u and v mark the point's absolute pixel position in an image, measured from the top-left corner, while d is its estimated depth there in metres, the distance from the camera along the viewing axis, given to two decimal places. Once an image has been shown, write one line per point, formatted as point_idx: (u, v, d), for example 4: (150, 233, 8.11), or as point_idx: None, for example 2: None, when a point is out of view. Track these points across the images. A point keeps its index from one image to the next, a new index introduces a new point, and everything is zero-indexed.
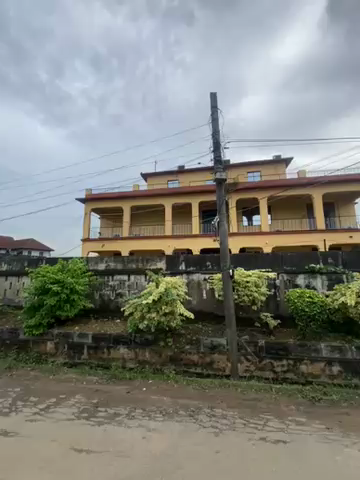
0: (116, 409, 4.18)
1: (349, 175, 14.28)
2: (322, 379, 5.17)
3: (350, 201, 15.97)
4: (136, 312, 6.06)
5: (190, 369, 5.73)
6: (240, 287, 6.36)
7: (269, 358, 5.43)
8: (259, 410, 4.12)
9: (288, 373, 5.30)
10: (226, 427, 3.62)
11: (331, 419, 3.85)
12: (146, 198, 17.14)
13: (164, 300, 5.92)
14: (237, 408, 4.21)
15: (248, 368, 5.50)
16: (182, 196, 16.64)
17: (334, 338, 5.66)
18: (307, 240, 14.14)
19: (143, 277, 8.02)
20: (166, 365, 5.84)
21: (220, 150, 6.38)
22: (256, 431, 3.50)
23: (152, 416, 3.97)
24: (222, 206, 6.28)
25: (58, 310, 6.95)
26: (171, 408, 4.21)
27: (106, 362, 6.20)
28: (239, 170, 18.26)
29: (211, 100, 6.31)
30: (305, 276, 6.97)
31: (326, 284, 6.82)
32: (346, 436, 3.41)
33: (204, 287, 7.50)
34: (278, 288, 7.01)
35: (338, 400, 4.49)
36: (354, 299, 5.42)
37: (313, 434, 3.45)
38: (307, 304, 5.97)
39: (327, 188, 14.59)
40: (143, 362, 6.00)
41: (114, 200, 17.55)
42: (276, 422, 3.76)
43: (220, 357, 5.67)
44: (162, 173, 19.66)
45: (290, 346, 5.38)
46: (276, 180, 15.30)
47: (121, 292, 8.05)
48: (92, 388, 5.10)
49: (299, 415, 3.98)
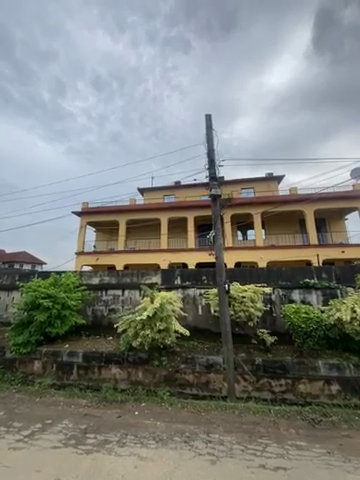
0: (107, 436, 3.91)
1: (338, 192, 14.86)
2: (322, 399, 5.00)
3: (340, 217, 16.47)
4: (130, 329, 5.89)
5: (185, 390, 5.49)
6: (236, 302, 6.30)
7: (267, 377, 5.26)
8: (258, 434, 3.92)
9: (287, 393, 5.13)
10: (224, 454, 3.41)
11: (331, 442, 3.69)
12: (142, 212, 17.31)
13: (159, 316, 5.80)
14: (235, 432, 4.00)
15: (245, 388, 5.30)
16: (178, 211, 16.88)
17: (331, 355, 5.58)
18: (300, 254, 14.35)
19: (137, 292, 7.88)
20: (160, 386, 5.58)
21: (214, 168, 6.61)
22: (255, 458, 3.31)
23: (145, 442, 3.72)
24: (218, 221, 6.39)
25: (48, 327, 6.67)
26: (165, 434, 3.95)
27: (96, 383, 5.88)
28: (233, 186, 18.85)
29: (206, 121, 6.64)
30: (300, 290, 6.93)
31: (321, 299, 6.80)
32: (348, 461, 3.25)
33: (200, 302, 7.38)
34: (274, 303, 6.93)
35: (338, 421, 4.33)
36: (349, 314, 5.39)
37: (314, 459, 3.29)
38: (303, 320, 5.94)
39: (318, 205, 15.09)
40: (135, 382, 5.73)
41: (110, 214, 17.66)
42: (275, 447, 3.57)
43: (216, 377, 5.46)
44: (158, 188, 20.08)
45: (287, 364, 5.26)
46: (269, 196, 15.77)
47: (114, 307, 7.85)
48: (81, 412, 4.79)
49: (299, 438, 3.80)
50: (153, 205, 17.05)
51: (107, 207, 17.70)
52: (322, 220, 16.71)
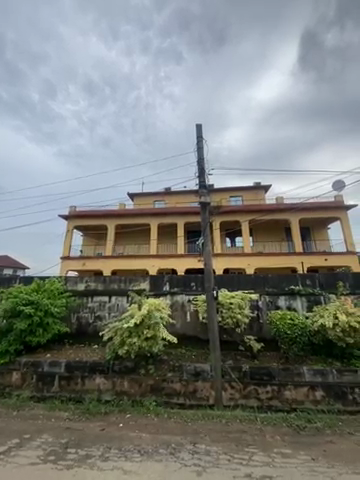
0: (89, 450, 3.72)
1: (321, 202, 15.58)
2: (306, 405, 5.08)
3: (323, 226, 17.21)
4: (117, 337, 5.76)
5: (172, 399, 5.39)
6: (224, 309, 6.36)
7: (254, 385, 5.28)
8: (244, 443, 3.90)
9: (273, 400, 5.16)
10: (210, 464, 3.35)
11: (315, 449, 3.72)
12: (131, 218, 17.21)
13: (147, 324, 5.68)
14: (221, 441, 3.95)
15: (232, 396, 5.28)
16: (168, 217, 16.93)
17: (315, 361, 5.72)
18: (286, 261, 14.75)
19: (125, 298, 7.71)
20: (147, 396, 5.44)
21: (204, 176, 6.74)
22: (241, 467, 3.28)
23: (129, 455, 3.58)
24: (207, 227, 6.48)
25: (29, 336, 6.35)
26: (150, 446, 3.82)
27: (79, 395, 5.64)
28: (222, 193, 19.29)
29: (197, 131, 6.82)
30: (286, 297, 7.09)
31: (306, 306, 6.99)
32: (332, 467, 3.29)
33: (188, 309, 7.34)
34: (261, 309, 7.04)
35: (323, 427, 4.39)
36: (332, 321, 5.60)
37: (299, 466, 3.30)
38: (289, 326, 6.07)
39: (302, 214, 15.73)
40: (120, 393, 5.55)
41: (99, 218, 17.42)
42: (261, 455, 3.55)
43: (204, 385, 5.40)
44: (148, 194, 20.11)
45: (274, 370, 5.36)
46: (256, 204, 16.25)
47: (100, 314, 7.63)
48: (62, 425, 4.53)
49: (284, 446, 3.81)
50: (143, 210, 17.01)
51: (95, 211, 17.43)
52: (306, 228, 17.39)
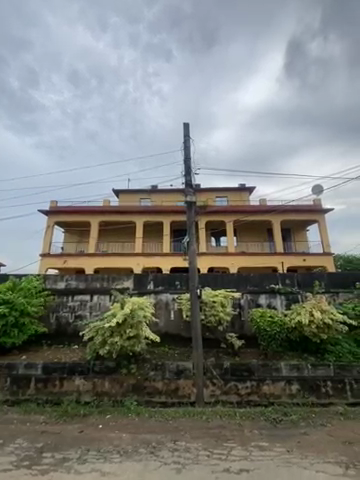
0: (66, 454, 3.60)
1: (301, 205, 16.32)
2: (283, 399, 5.31)
3: (303, 228, 18.04)
4: (98, 337, 5.62)
5: (154, 398, 5.38)
6: (207, 307, 6.46)
7: (234, 381, 5.42)
8: (224, 438, 3.99)
9: (252, 395, 5.34)
10: (190, 461, 3.39)
11: (290, 441, 3.91)
12: (116, 215, 16.83)
13: (129, 323, 5.59)
14: (201, 437, 4.01)
15: (213, 392, 5.38)
16: (154, 215, 16.78)
17: (292, 356, 6.01)
18: (267, 261, 15.28)
19: (107, 297, 7.54)
20: (128, 396, 5.39)
21: (190, 175, 6.75)
22: (220, 462, 3.35)
23: (108, 457, 3.52)
24: (192, 226, 6.50)
25: (2, 337, 6.07)
26: (130, 446, 3.78)
27: (57, 397, 5.43)
28: (208, 193, 19.49)
29: (185, 129, 6.80)
30: (266, 296, 7.35)
31: (285, 304, 7.29)
32: (305, 457, 3.47)
33: (172, 308, 7.34)
34: (243, 307, 7.23)
35: (297, 420, 4.62)
36: (308, 318, 5.89)
37: (275, 458, 3.44)
38: (268, 324, 6.38)
39: (283, 216, 16.36)
40: (101, 394, 5.43)
41: (82, 214, 16.85)
42: (239, 449, 3.66)
43: (186, 383, 5.45)
44: (134, 191, 19.78)
45: (253, 366, 5.52)
46: (241, 205, 16.63)
47: (81, 314, 7.39)
48: (38, 429, 4.34)
49: (261, 439, 3.96)
50: (129, 208, 16.71)
51: (78, 207, 16.81)
52: (287, 230, 18.12)
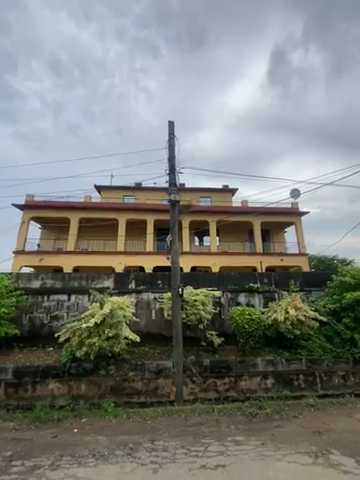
0: (37, 461, 3.41)
1: (279, 208, 17.06)
2: (259, 394, 5.52)
3: (281, 229, 18.87)
4: (75, 338, 5.41)
5: (133, 398, 5.30)
6: (188, 306, 6.52)
7: (213, 378, 5.52)
8: (201, 435, 4.05)
9: (230, 391, 5.48)
10: (167, 460, 3.39)
11: (265, 434, 4.07)
12: (98, 211, 16.29)
13: (108, 323, 5.42)
14: (179, 436, 4.03)
15: (193, 390, 5.44)
16: (137, 213, 16.50)
17: (268, 352, 6.28)
18: (248, 261, 15.78)
19: (86, 297, 7.27)
20: (106, 398, 5.25)
21: (175, 174, 6.73)
22: (197, 459, 3.40)
23: (83, 461, 3.39)
24: (175, 225, 6.48)
25: None
26: (106, 449, 3.69)
27: (29, 402, 5.13)
28: (192, 193, 19.63)
29: (169, 128, 6.76)
30: (245, 294, 7.57)
31: (263, 301, 7.57)
32: (278, 449, 3.63)
33: (153, 307, 7.28)
34: (223, 306, 7.39)
35: (271, 413, 4.84)
36: (284, 315, 6.20)
37: (250, 452, 3.56)
38: (247, 321, 6.58)
39: (264, 218, 16.99)
40: (77, 396, 5.24)
41: (61, 210, 16.08)
42: (216, 445, 3.74)
43: (165, 382, 5.44)
44: (117, 187, 19.29)
45: (231, 363, 5.70)
46: (224, 206, 16.97)
47: (57, 315, 7.05)
48: (7, 436, 4.08)
49: (238, 434, 4.08)
50: (111, 205, 16.24)
51: (57, 202, 16.01)
52: (266, 231, 18.86)
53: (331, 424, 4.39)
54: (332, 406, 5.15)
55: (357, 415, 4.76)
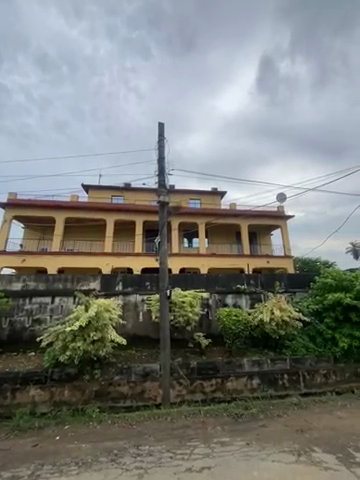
0: (15, 472, 3.24)
1: (266, 211, 17.52)
2: (245, 394, 5.59)
3: (267, 232, 19.37)
4: (58, 342, 5.22)
5: (118, 403, 5.18)
6: (176, 307, 6.50)
7: (200, 379, 5.53)
8: (188, 437, 4.03)
9: (216, 392, 5.51)
10: (152, 465, 3.34)
11: (250, 434, 4.13)
12: (85, 211, 15.90)
13: (94, 326, 5.27)
14: (165, 439, 3.99)
15: (180, 393, 5.41)
16: (126, 214, 16.28)
17: (254, 352, 6.39)
18: (236, 262, 16.03)
19: (71, 299, 7.05)
20: (90, 403, 5.09)
21: (164, 175, 6.72)
22: (182, 462, 3.37)
23: (65, 470, 3.26)
24: (164, 227, 6.45)
25: None
26: (90, 456, 3.58)
27: (8, 411, 4.87)
28: (182, 195, 19.71)
29: (159, 130, 6.75)
30: (233, 295, 7.67)
31: (249, 302, 7.70)
32: (262, 449, 3.69)
33: (141, 309, 7.19)
34: (210, 307, 7.44)
35: (257, 413, 4.91)
36: (269, 315, 6.34)
37: (235, 452, 3.59)
38: (234, 322, 6.69)
39: (251, 220, 17.37)
40: (60, 403, 5.04)
41: (46, 209, 15.54)
42: (202, 447, 3.73)
43: (152, 385, 5.36)
44: (105, 187, 18.95)
45: (218, 364, 5.74)
46: (212, 208, 17.16)
47: (40, 318, 6.78)
48: None
49: (223, 435, 4.10)
50: (99, 205, 15.92)
51: (42, 201, 15.44)
52: (254, 234, 19.29)
53: (313, 422, 4.53)
54: (314, 404, 5.32)
55: (338, 412, 4.94)
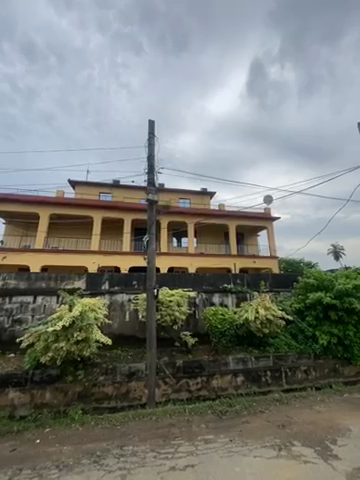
0: None
1: (254, 212, 17.90)
2: (229, 391, 5.69)
3: (254, 233, 19.80)
4: (39, 343, 5.03)
5: (102, 404, 5.08)
6: (163, 306, 6.49)
7: (186, 378, 5.57)
8: (172, 436, 4.04)
9: (201, 390, 5.57)
10: (136, 465, 3.31)
11: (233, 430, 4.21)
12: (71, 208, 15.43)
13: (78, 326, 5.11)
14: (149, 439, 3.97)
15: (165, 392, 5.41)
16: (114, 212, 15.98)
17: (239, 350, 6.53)
18: (224, 261, 16.25)
19: (54, 298, 6.83)
20: (73, 405, 4.96)
21: (153, 174, 6.66)
22: (166, 461, 3.37)
23: (44, 474, 3.16)
24: (152, 225, 6.39)
25: None
26: (71, 458, 3.48)
27: None
28: (171, 194, 19.66)
29: (149, 128, 6.67)
30: (219, 294, 7.80)
31: (235, 301, 7.86)
32: (245, 444, 3.77)
33: (128, 308, 7.11)
34: (197, 306, 7.51)
35: (240, 409, 5.02)
36: (254, 314, 6.48)
37: (219, 449, 3.65)
38: (220, 321, 6.87)
39: (239, 221, 17.67)
40: (41, 405, 4.87)
41: (30, 204, 14.92)
42: (186, 445, 3.76)
43: (137, 385, 5.34)
44: (93, 184, 18.50)
45: (204, 363, 5.76)
46: (202, 208, 17.26)
47: (20, 318, 6.49)
48: None
49: (207, 432, 4.15)
50: (87, 202, 15.50)
51: (25, 196, 14.79)
52: (241, 234, 19.66)
53: (294, 417, 4.69)
54: (295, 399, 5.52)
55: (317, 406, 5.16)
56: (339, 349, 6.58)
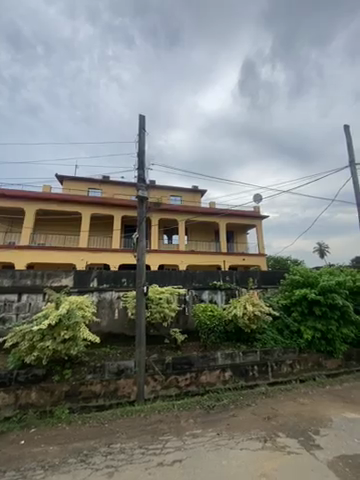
0: None
1: (244, 211, 18.16)
2: (217, 386, 5.79)
3: (244, 231, 20.11)
4: (24, 343, 4.87)
5: (90, 402, 5.02)
6: (153, 304, 6.47)
7: (175, 374, 5.60)
8: (160, 432, 4.07)
9: (190, 386, 5.63)
10: (123, 462, 3.31)
11: (221, 424, 4.30)
12: (59, 203, 14.97)
13: (65, 325, 4.97)
14: (137, 436, 3.97)
15: (154, 388, 5.43)
16: (103, 208, 15.67)
17: (227, 345, 6.65)
18: (214, 259, 16.41)
19: (40, 297, 6.62)
20: (59, 404, 4.86)
21: (144, 170, 6.56)
22: (154, 457, 3.39)
23: (29, 475, 3.09)
24: (142, 223, 6.31)
25: None
26: (57, 458, 3.43)
27: None
28: (162, 191, 19.54)
29: (140, 122, 6.55)
30: (209, 291, 7.83)
31: (224, 298, 7.94)
32: (232, 437, 3.87)
33: (117, 306, 7.02)
34: (187, 303, 7.52)
35: (228, 404, 5.12)
36: (242, 309, 6.63)
37: (206, 443, 3.71)
38: (208, 317, 6.93)
39: (229, 219, 17.88)
40: (26, 405, 4.74)
41: (15, 199, 14.33)
42: (174, 441, 3.80)
43: (126, 382, 5.31)
44: (82, 179, 18.02)
45: (193, 359, 5.84)
46: (193, 206, 17.29)
47: (4, 317, 6.27)
48: None
49: (196, 427, 4.21)
50: (75, 197, 15.10)
51: (9, 190, 14.19)
52: (231, 232, 19.92)
53: (279, 409, 4.85)
54: (280, 392, 5.71)
55: (300, 398, 5.37)
56: (322, 343, 6.85)
